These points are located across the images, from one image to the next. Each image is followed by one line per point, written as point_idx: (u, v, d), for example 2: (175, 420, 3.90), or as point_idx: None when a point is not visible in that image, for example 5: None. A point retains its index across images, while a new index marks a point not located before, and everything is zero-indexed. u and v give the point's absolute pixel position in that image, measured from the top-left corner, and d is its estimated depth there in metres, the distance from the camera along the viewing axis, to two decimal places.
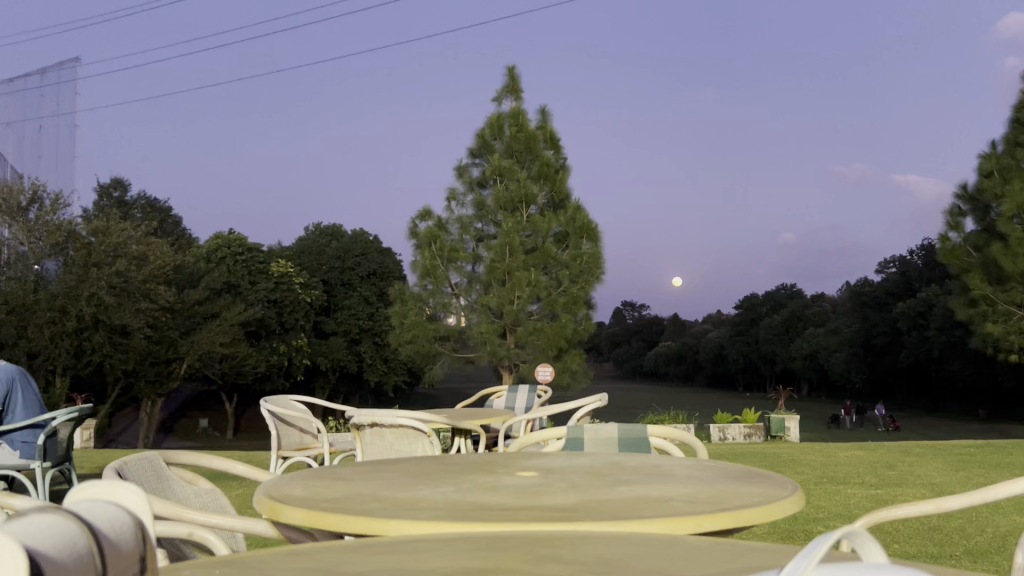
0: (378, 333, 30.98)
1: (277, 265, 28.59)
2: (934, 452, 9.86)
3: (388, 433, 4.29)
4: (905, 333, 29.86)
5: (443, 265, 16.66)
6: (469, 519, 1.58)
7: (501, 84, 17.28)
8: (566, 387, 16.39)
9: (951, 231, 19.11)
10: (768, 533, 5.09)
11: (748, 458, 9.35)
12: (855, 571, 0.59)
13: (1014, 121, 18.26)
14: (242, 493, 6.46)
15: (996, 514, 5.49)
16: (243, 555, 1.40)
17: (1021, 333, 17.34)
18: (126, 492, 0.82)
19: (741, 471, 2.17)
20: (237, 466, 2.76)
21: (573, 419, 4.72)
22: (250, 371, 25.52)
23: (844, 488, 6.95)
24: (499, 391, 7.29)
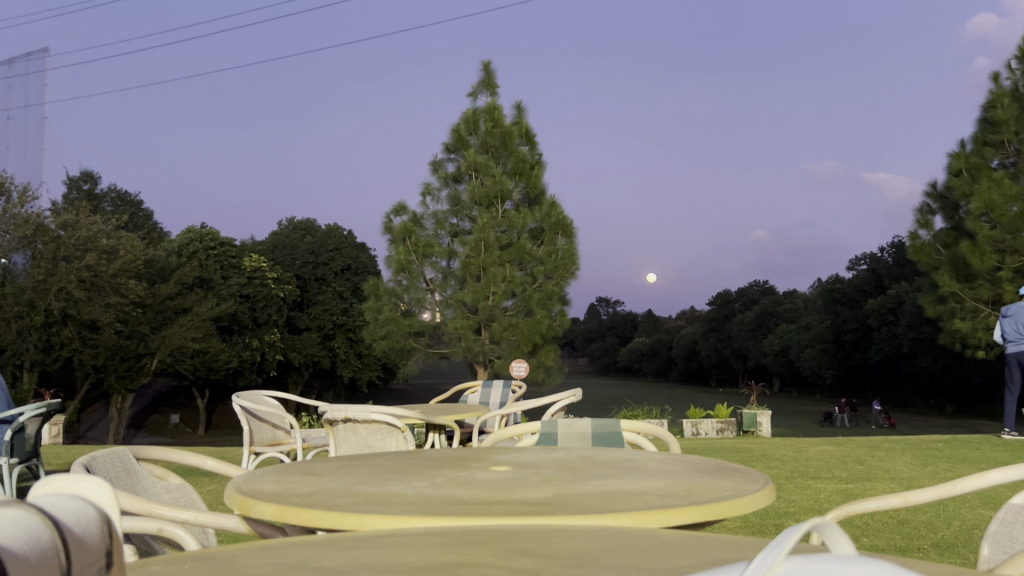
0: (352, 328, 30.85)
1: (250, 259, 28.35)
2: (903, 448, 10.00)
3: (361, 429, 4.28)
4: (875, 329, 30.26)
5: (417, 261, 16.62)
6: (442, 513, 1.58)
7: (476, 79, 17.27)
8: (540, 383, 16.43)
9: (921, 229, 19.24)
10: (740, 527, 5.14)
11: (720, 453, 9.45)
12: (821, 567, 0.59)
13: (982, 121, 18.46)
14: (214, 490, 6.40)
15: (963, 507, 5.59)
16: (215, 551, 1.39)
17: (988, 330, 17.60)
18: (91, 486, 0.81)
19: (712, 465, 2.19)
20: (207, 461, 2.74)
21: (546, 414, 4.71)
22: (221, 367, 25.29)
23: (814, 483, 7.03)
24: (474, 387, 7.29)
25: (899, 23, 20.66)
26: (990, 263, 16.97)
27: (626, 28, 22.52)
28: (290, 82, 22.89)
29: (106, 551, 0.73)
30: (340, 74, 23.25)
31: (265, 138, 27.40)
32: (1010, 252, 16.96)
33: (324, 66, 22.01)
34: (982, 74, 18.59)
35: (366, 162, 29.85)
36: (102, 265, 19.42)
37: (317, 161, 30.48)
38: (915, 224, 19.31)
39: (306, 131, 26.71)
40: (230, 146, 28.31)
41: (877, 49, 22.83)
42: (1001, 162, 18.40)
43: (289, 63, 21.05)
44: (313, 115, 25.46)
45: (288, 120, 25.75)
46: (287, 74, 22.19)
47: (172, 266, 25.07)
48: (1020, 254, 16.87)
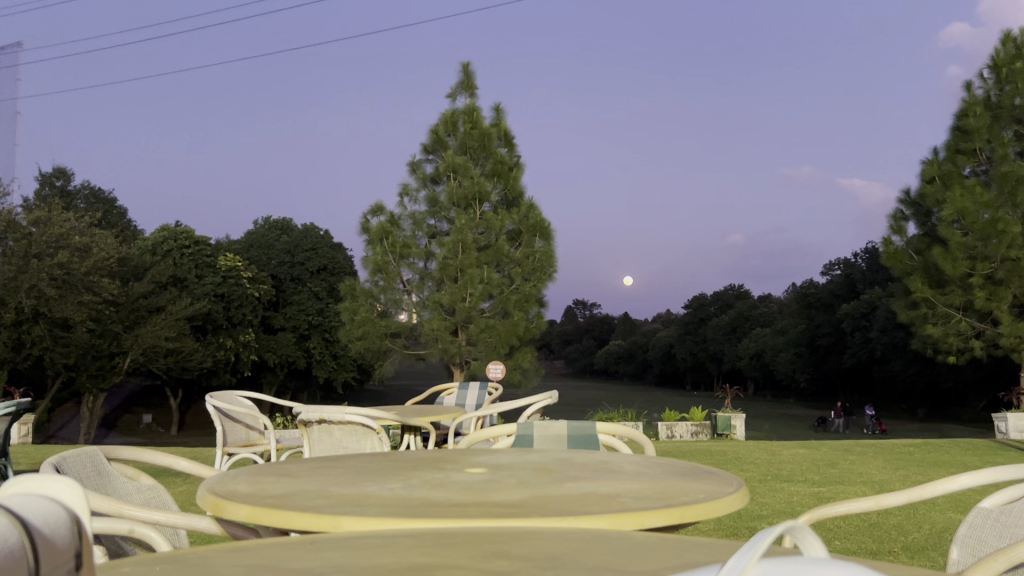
0: (328, 329, 30.71)
1: (226, 259, 28.16)
2: (874, 451, 10.11)
3: (336, 429, 4.25)
4: (849, 334, 30.56)
5: (394, 262, 16.57)
6: (417, 515, 1.57)
7: (455, 81, 17.25)
8: (517, 385, 16.43)
9: (895, 235, 19.59)
10: (713, 529, 5.19)
11: (694, 456, 9.51)
12: (791, 567, 0.60)
13: (956, 129, 18.66)
14: (185, 492, 6.33)
15: (932, 510, 5.66)
16: (188, 552, 1.38)
17: (959, 335, 17.91)
18: (59, 486, 0.80)
19: (688, 468, 2.19)
20: (181, 461, 2.71)
21: (522, 416, 4.70)
22: (195, 367, 25.04)
23: (786, 485, 7.10)
24: (450, 388, 7.28)
25: None
26: (961, 270, 17.23)
27: None
28: (269, 82, 22.76)
29: (79, 552, 0.73)
30: None
31: (244, 138, 27.24)
32: (981, 260, 17.26)
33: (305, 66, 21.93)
34: (955, 82, 18.95)
35: (345, 163, 29.74)
36: (75, 262, 19.13)
37: (295, 163, 30.31)
38: (889, 230, 19.64)
39: (284, 132, 26.59)
40: (208, 144, 28.10)
41: None
42: (974, 169, 18.54)
43: (268, 62, 20.93)
44: None
45: None
46: None
47: (146, 265, 24.81)
48: (990, 260, 17.15)
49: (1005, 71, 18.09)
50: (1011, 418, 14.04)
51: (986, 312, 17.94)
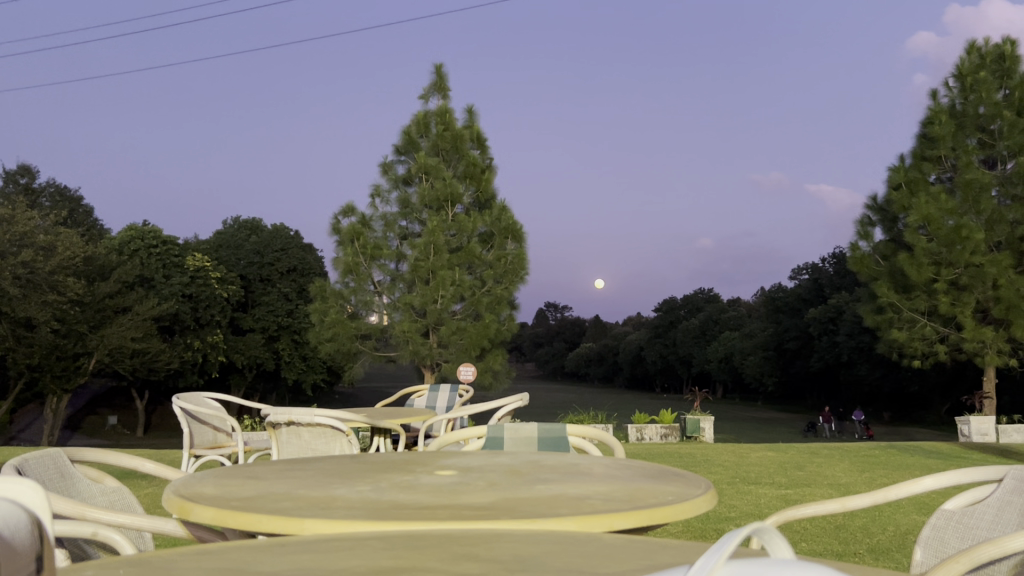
0: (297, 330, 30.50)
1: (193, 259, 27.85)
2: (840, 454, 10.24)
3: (304, 432, 4.21)
4: (817, 337, 30.92)
5: (365, 263, 16.49)
6: (384, 518, 1.56)
7: (427, 81, 17.20)
8: (488, 387, 16.45)
9: (861, 241, 19.72)
10: (682, 531, 5.23)
11: (664, 458, 9.56)
12: (757, 569, 0.60)
13: (922, 136, 18.96)
14: (150, 496, 6.23)
15: (897, 513, 5.73)
16: (152, 555, 1.35)
17: (924, 340, 18.22)
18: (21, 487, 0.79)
19: (657, 470, 2.19)
20: (146, 463, 2.66)
21: (492, 417, 4.68)
22: (162, 368, 24.72)
23: (755, 488, 7.15)
24: (420, 390, 7.24)
25: (843, 34, 21.05)
26: (926, 275, 17.39)
27: (577, 36, 22.64)
28: (241, 82, 22.57)
29: (42, 552, 0.73)
30: (292, 74, 22.65)
31: (214, 137, 27.03)
32: (945, 265, 17.49)
33: (276, 69, 21.78)
34: (921, 90, 19.15)
35: (315, 165, 29.57)
36: (39, 262, 18.82)
37: (265, 168, 30.07)
38: (855, 235, 19.78)
39: (256, 134, 26.44)
40: (177, 142, 27.81)
41: (822, 60, 23.34)
42: (938, 176, 18.83)
43: (239, 61, 20.70)
44: (265, 119, 25.24)
45: (241, 121, 25.49)
46: (239, 75, 21.86)
47: (113, 264, 24.39)
48: (954, 266, 17.40)
49: (970, 79, 18.40)
50: (974, 421, 14.28)
51: (950, 317, 18.25)
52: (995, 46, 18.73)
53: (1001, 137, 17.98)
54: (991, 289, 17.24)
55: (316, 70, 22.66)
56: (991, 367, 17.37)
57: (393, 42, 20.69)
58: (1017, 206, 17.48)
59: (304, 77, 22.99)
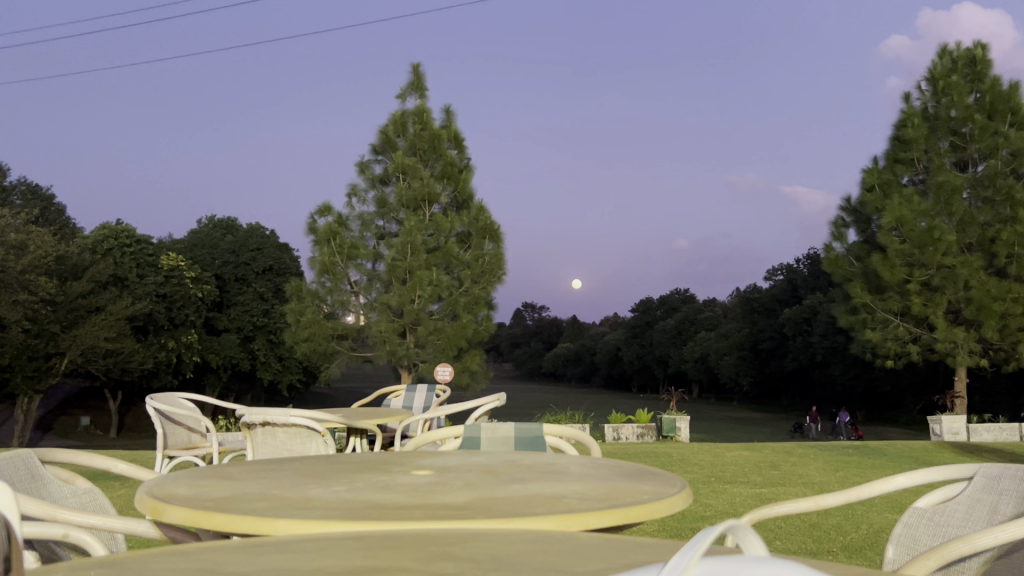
0: (273, 330, 30.32)
1: (168, 258, 27.55)
2: (814, 453, 10.32)
3: (279, 432, 4.18)
4: (792, 338, 31.19)
5: (341, 263, 16.36)
6: (358, 518, 1.56)
7: (404, 81, 17.19)
8: (465, 387, 16.45)
9: (835, 242, 19.88)
10: (658, 530, 5.25)
11: (640, 457, 9.60)
12: (726, 568, 0.60)
13: (895, 139, 19.18)
14: (122, 497, 6.17)
15: (870, 511, 5.80)
16: (122, 556, 1.34)
17: (897, 340, 18.44)
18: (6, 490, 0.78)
19: (634, 470, 2.20)
20: (119, 464, 2.63)
21: (469, 417, 4.66)
22: (135, 368, 24.42)
23: (730, 487, 7.20)
24: (397, 391, 7.21)
25: (816, 36, 21.28)
26: (899, 276, 17.60)
27: None
28: (219, 80, 22.48)
29: (7, 551, 0.73)
30: (267, 74, 22.47)
31: (189, 137, 26.83)
32: (918, 266, 17.70)
33: (254, 68, 21.68)
34: (894, 93, 19.33)
35: (291, 167, 29.42)
36: (10, 262, 18.50)
37: (241, 168, 29.87)
38: (830, 237, 19.94)
39: (233, 134, 26.30)
40: (153, 142, 27.56)
41: (796, 62, 23.53)
42: (911, 179, 19.07)
43: (213, 59, 20.53)
44: (242, 118, 25.07)
45: (220, 120, 25.31)
46: (214, 71, 21.61)
47: (85, 263, 24.07)
48: (926, 268, 17.62)
49: (942, 83, 18.63)
50: (945, 421, 14.47)
51: (922, 317, 18.46)
52: (966, 50, 18.97)
53: (972, 140, 18.19)
54: (963, 290, 17.46)
55: (293, 72, 22.56)
56: (962, 367, 17.60)
57: (371, 40, 20.58)
58: (987, 208, 17.70)
59: (280, 78, 22.87)
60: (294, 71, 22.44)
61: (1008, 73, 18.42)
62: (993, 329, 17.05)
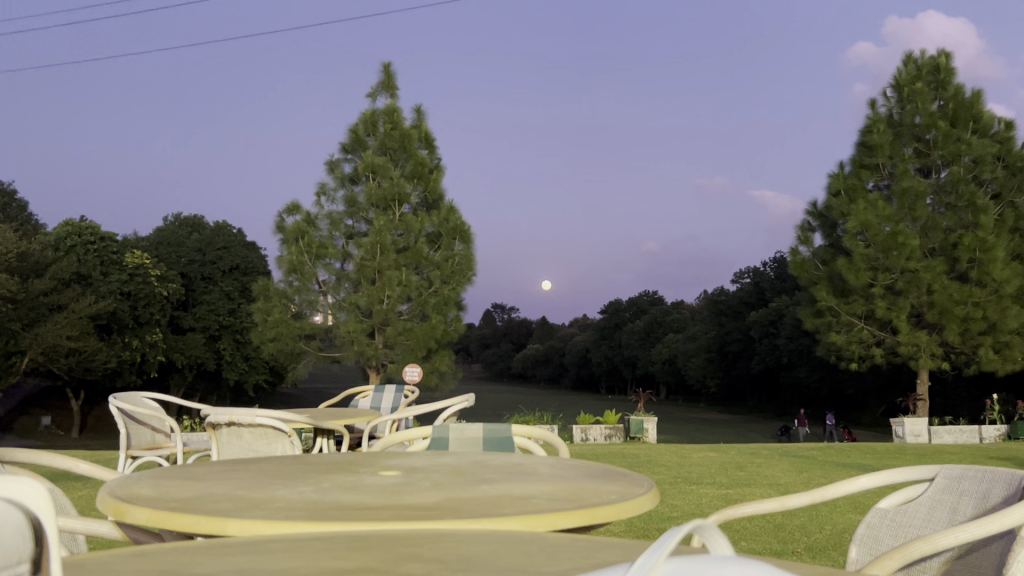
0: (240, 330, 30.09)
1: (133, 256, 27.16)
2: (781, 455, 10.42)
3: (245, 433, 4.14)
4: (758, 340, 31.52)
5: (310, 262, 16.28)
6: (325, 518, 1.55)
7: (375, 80, 17.14)
8: (434, 388, 16.43)
9: (802, 246, 20.14)
10: (625, 531, 5.28)
11: (608, 458, 9.65)
12: (689, 569, 0.61)
13: (861, 144, 19.43)
14: (83, 499, 6.07)
15: (834, 512, 5.87)
16: (85, 557, 1.32)
17: (861, 343, 18.72)
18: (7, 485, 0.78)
19: (601, 470, 2.20)
20: (80, 464, 2.57)
21: (438, 418, 4.64)
22: (99, 368, 24.08)
23: (696, 488, 7.25)
24: (365, 391, 7.17)
25: (786, 42, 21.47)
26: (863, 280, 17.90)
27: (529, 36, 22.65)
28: (187, 76, 22.23)
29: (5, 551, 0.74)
30: (236, 70, 22.21)
31: (155, 134, 26.54)
32: (882, 270, 17.95)
33: (224, 65, 21.55)
34: (860, 100, 19.56)
35: (259, 166, 29.28)
36: None
37: (210, 167, 29.61)
38: (796, 240, 20.18)
39: (202, 132, 26.07)
40: (119, 140, 27.21)
41: (764, 69, 23.84)
42: (876, 184, 19.28)
43: (180, 56, 20.27)
44: (210, 113, 24.82)
45: (189, 117, 25.10)
46: (182, 66, 21.36)
47: (48, 260, 23.62)
48: (891, 272, 17.86)
49: (907, 90, 18.93)
50: (908, 422, 14.66)
51: (886, 321, 18.72)
52: (930, 58, 19.27)
53: (936, 147, 18.48)
54: (926, 294, 17.72)
55: (264, 69, 22.44)
56: (925, 370, 17.86)
57: (343, 39, 20.51)
58: (950, 214, 17.92)
59: (249, 76, 22.72)
60: (265, 68, 22.31)
61: (970, 80, 18.82)
62: (955, 332, 17.36)
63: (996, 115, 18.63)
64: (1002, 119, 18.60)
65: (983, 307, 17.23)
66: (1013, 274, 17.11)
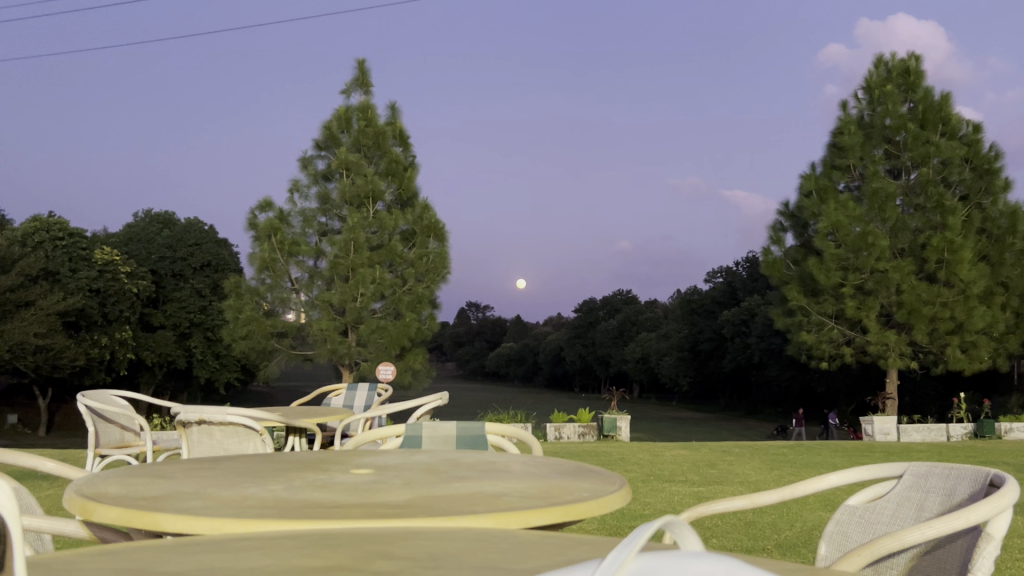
0: (210, 327, 29.81)
1: (102, 253, 26.74)
2: (751, 453, 10.52)
3: (215, 431, 4.09)
4: (730, 339, 31.76)
5: (282, 260, 16.10)
6: (295, 517, 1.54)
7: (349, 77, 17.07)
8: (407, 387, 16.41)
9: (773, 245, 20.31)
10: (598, 529, 5.31)
11: (582, 456, 9.68)
12: (651, 566, 0.61)
13: (832, 145, 19.65)
14: (49, 499, 5.99)
15: (804, 509, 5.92)
16: (50, 556, 1.30)
17: (832, 342, 18.91)
18: None
19: (573, 467, 2.22)
20: (47, 462, 2.53)
21: (411, 416, 4.62)
22: (67, 366, 23.73)
23: (668, 486, 7.29)
24: (338, 390, 7.14)
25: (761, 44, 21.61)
26: (834, 279, 18.10)
27: (505, 35, 22.66)
28: (158, 70, 21.94)
29: None
30: (206, 64, 21.93)
31: (126, 129, 26.31)
32: (852, 270, 18.15)
33: (199, 59, 21.45)
34: (832, 101, 19.78)
35: (231, 160, 29.04)
36: None
37: (184, 162, 29.38)
38: (768, 240, 20.34)
39: (173, 126, 25.79)
40: (88, 138, 26.90)
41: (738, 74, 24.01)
42: (847, 185, 19.51)
43: (150, 52, 20.02)
44: (180, 107, 24.56)
45: (159, 112, 24.83)
46: (151, 62, 21.06)
47: (15, 256, 23.19)
48: (861, 271, 18.06)
49: (877, 92, 19.15)
50: (876, 421, 14.84)
51: (856, 320, 18.92)
52: (901, 61, 19.52)
53: (905, 149, 18.71)
54: (895, 294, 17.97)
55: (238, 65, 22.31)
56: (893, 369, 18.08)
57: (318, 35, 20.40)
58: (919, 215, 18.15)
59: (221, 71, 22.57)
60: (238, 63, 22.15)
61: (939, 84, 19.06)
62: (923, 331, 17.57)
63: (965, 118, 18.86)
64: (972, 121, 18.88)
65: (950, 307, 17.48)
66: (979, 275, 17.39)
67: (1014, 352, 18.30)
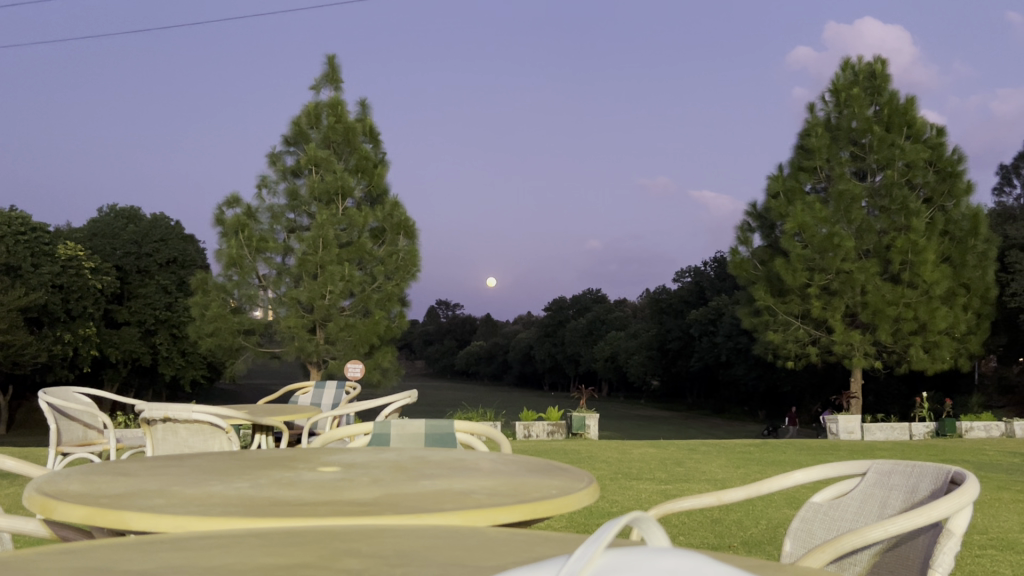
0: (176, 324, 29.36)
1: (65, 248, 26.21)
2: (718, 451, 10.61)
3: (181, 429, 4.05)
4: (698, 337, 31.98)
5: (250, 256, 15.95)
6: (260, 515, 1.52)
7: (320, 72, 16.92)
8: (376, 384, 16.36)
9: (741, 246, 20.50)
10: (566, 526, 5.32)
11: (550, 454, 9.69)
12: (622, 556, 0.62)
13: (799, 147, 19.88)
14: (8, 498, 5.86)
15: (769, 507, 5.98)
16: (13, 554, 1.28)
17: (798, 341, 19.10)
18: None
19: (541, 464, 2.22)
20: (5, 460, 2.47)
21: (380, 414, 4.59)
22: (29, 361, 23.27)
23: (636, 483, 7.34)
24: (306, 387, 7.08)
25: None
26: (800, 280, 18.36)
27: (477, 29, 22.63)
28: (123, 63, 21.62)
29: None
30: (173, 57, 21.65)
31: (93, 122, 25.88)
32: (818, 271, 18.40)
33: (167, 53, 21.19)
34: (799, 103, 20.04)
35: (198, 154, 28.72)
36: None
37: (149, 156, 28.96)
38: (736, 241, 20.52)
39: (138, 119, 25.41)
40: (52, 132, 26.44)
41: None
42: (814, 187, 19.78)
43: (115, 45, 19.71)
44: (146, 99, 24.22)
45: (126, 105, 24.48)
46: (116, 55, 20.75)
47: None
48: (826, 272, 18.33)
49: (844, 95, 19.39)
50: (841, 419, 14.98)
51: (822, 320, 19.12)
52: (867, 64, 19.69)
53: (871, 151, 18.98)
54: (860, 294, 18.20)
55: (207, 60, 22.07)
56: (858, 368, 18.33)
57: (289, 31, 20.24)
58: (884, 216, 18.37)
59: (188, 64, 22.29)
60: (205, 57, 21.91)
61: (904, 87, 19.34)
62: (887, 331, 17.84)
63: (930, 122, 19.07)
64: (935, 125, 18.93)
65: (914, 307, 17.76)
66: (942, 276, 17.68)
67: (974, 352, 18.63)
